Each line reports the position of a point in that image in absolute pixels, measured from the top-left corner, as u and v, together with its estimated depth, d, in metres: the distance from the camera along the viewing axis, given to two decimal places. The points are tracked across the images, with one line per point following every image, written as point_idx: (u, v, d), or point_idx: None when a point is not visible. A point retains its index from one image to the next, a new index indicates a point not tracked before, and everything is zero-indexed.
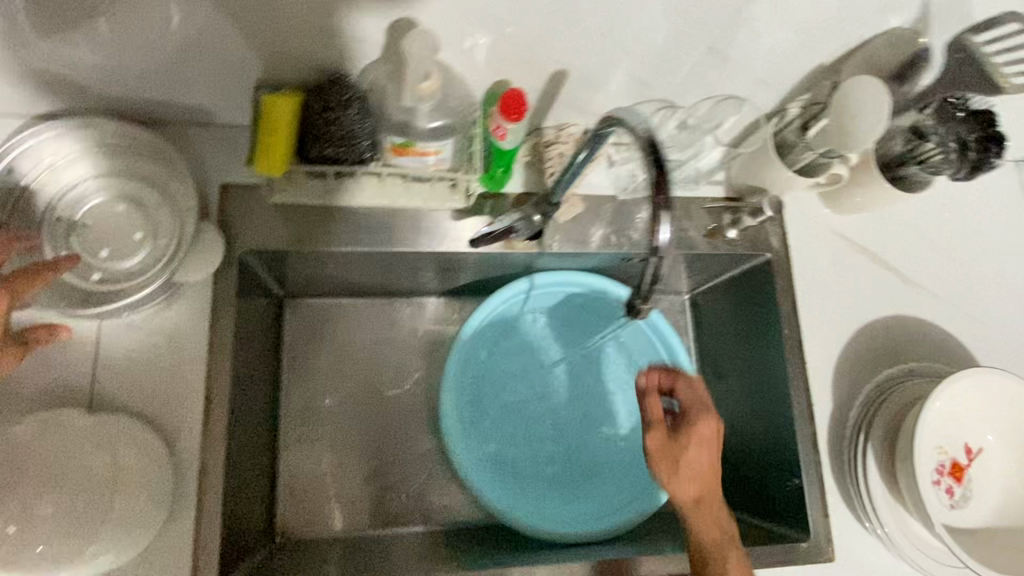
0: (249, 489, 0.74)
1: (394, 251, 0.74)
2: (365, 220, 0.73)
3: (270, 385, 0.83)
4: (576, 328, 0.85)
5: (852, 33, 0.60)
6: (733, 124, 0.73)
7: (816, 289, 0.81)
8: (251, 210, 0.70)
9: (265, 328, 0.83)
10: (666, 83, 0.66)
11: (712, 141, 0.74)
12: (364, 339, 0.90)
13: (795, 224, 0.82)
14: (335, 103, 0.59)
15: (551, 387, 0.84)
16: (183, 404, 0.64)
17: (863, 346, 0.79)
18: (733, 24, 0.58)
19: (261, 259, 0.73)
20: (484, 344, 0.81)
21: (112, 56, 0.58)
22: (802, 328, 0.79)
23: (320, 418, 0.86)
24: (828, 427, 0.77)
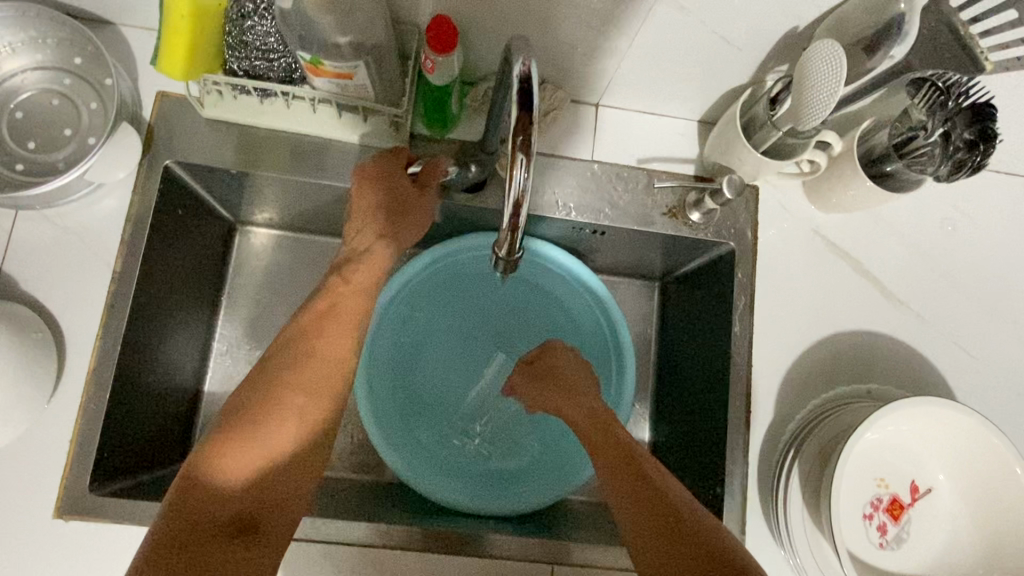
0: (159, 404, 0.73)
1: (327, 184, 0.70)
2: (300, 148, 0.69)
3: (208, 307, 0.82)
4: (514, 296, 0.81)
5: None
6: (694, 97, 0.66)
7: (782, 290, 0.73)
8: (185, 122, 0.68)
9: (207, 251, 0.80)
10: (619, 33, 0.61)
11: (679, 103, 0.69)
12: (310, 277, 0.86)
13: (770, 218, 0.74)
14: (248, 13, 0.57)
15: (485, 358, 0.81)
16: (85, 304, 0.64)
17: (821, 357, 0.72)
18: None
19: (193, 174, 0.70)
20: (416, 307, 0.79)
21: None
22: (755, 328, 0.72)
23: (251, 349, 0.83)
24: (764, 438, 0.70)
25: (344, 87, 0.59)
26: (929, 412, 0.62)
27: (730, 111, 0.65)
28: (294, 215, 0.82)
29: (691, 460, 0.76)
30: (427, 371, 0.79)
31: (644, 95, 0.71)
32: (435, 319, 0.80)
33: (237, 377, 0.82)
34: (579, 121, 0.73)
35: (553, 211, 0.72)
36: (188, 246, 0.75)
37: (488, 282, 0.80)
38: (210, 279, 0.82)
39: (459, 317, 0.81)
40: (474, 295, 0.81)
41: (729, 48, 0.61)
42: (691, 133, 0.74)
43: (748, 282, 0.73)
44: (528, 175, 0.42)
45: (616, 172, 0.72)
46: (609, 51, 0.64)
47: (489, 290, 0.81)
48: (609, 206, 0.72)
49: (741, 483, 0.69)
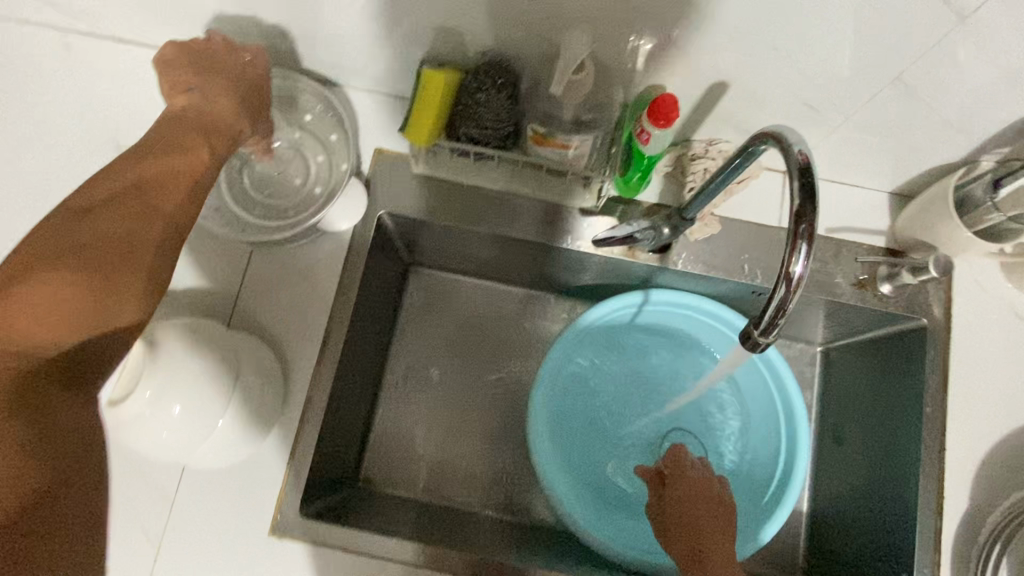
0: (346, 430, 0.78)
1: (521, 239, 0.75)
2: (497, 203, 0.74)
3: (384, 338, 0.88)
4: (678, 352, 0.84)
5: None
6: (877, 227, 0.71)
7: (978, 370, 0.70)
8: (396, 175, 0.75)
9: (389, 287, 0.86)
10: (834, 110, 0.62)
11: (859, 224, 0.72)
12: (477, 319, 0.91)
13: (965, 293, 0.72)
14: (482, 85, 0.61)
15: (644, 404, 0.84)
16: (306, 336, 0.71)
17: (1023, 445, 0.68)
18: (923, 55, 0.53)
19: (397, 222, 0.76)
20: (584, 353, 0.83)
21: (310, 20, 0.64)
22: (948, 408, 0.69)
23: (421, 383, 0.88)
24: (957, 527, 0.67)
25: (561, 156, 0.64)
26: None
27: (939, 186, 0.65)
28: (471, 261, 0.87)
29: (867, 537, 0.74)
30: (590, 415, 0.83)
31: (839, 167, 0.71)
32: (600, 365, 0.84)
33: (405, 410, 0.87)
34: (766, 188, 0.74)
35: (738, 274, 0.73)
36: (379, 288, 0.82)
37: (653, 336, 0.84)
38: (389, 315, 0.88)
39: (622, 366, 0.84)
40: (638, 347, 0.85)
41: (952, 128, 0.61)
42: (881, 204, 0.74)
43: (942, 359, 0.70)
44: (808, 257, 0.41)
45: (805, 240, 0.73)
46: (814, 127, 0.65)
47: (652, 342, 0.85)
48: None
49: (932, 570, 0.66)
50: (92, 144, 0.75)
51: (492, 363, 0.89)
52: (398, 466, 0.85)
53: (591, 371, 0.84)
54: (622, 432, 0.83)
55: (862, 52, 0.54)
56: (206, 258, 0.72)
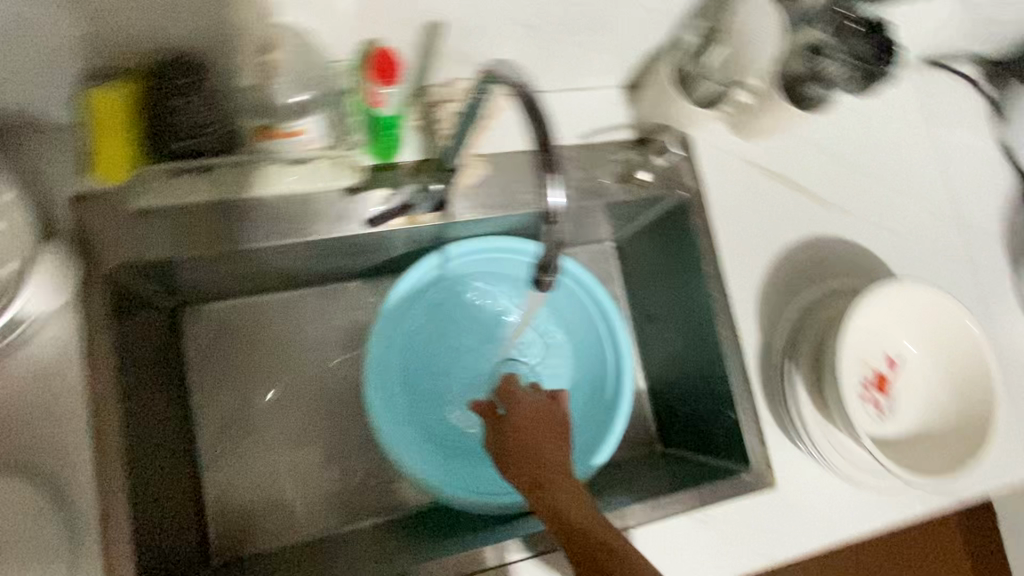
0: (170, 517, 0.68)
1: (285, 244, 0.66)
2: (242, 213, 0.64)
3: (180, 397, 0.77)
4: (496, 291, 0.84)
5: None
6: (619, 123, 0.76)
7: (736, 221, 0.79)
8: (103, 219, 0.61)
9: (161, 342, 0.74)
10: (548, 22, 0.62)
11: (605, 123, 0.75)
12: (281, 334, 0.83)
13: (707, 159, 0.80)
14: (171, 88, 0.54)
15: (478, 352, 0.84)
16: (67, 441, 0.58)
17: (784, 272, 0.79)
18: None
19: (129, 271, 0.63)
20: (404, 328, 0.79)
21: None
22: (724, 262, 0.78)
23: (242, 426, 0.80)
24: (758, 358, 0.77)
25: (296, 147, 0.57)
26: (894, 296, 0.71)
27: (659, 70, 0.69)
28: (247, 279, 0.77)
29: (696, 395, 0.82)
30: (430, 382, 0.81)
31: (573, 75, 0.73)
32: (423, 332, 0.81)
33: (237, 459, 0.79)
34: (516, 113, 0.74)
35: (516, 205, 0.73)
36: (147, 349, 0.70)
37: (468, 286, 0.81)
38: (174, 371, 0.76)
39: (446, 325, 0.82)
40: (456, 301, 0.82)
41: (649, 14, 0.65)
42: (619, 99, 0.77)
43: (706, 222, 0.78)
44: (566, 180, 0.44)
45: (565, 153, 0.74)
46: (537, 42, 0.65)
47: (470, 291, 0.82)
48: (568, 187, 0.74)
49: (752, 401, 0.75)
50: None
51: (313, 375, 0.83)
52: (251, 519, 0.77)
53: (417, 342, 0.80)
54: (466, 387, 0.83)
55: None
56: None
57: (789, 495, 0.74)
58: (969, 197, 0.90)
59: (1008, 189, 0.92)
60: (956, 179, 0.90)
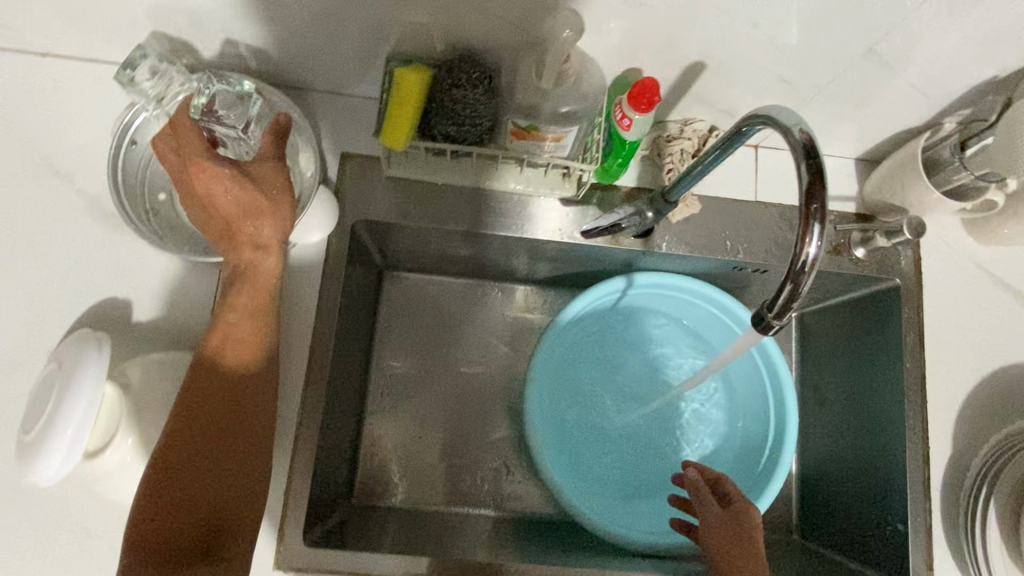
0: (337, 446, 0.76)
1: (507, 234, 0.73)
2: (476, 200, 0.72)
3: (365, 347, 0.85)
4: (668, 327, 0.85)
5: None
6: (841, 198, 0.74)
7: (950, 324, 0.74)
8: (367, 181, 0.71)
9: (366, 296, 0.83)
10: (806, 83, 0.63)
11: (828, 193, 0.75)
12: (456, 317, 0.89)
13: (931, 252, 0.75)
14: (460, 83, 0.59)
15: (637, 379, 0.84)
16: (291, 360, 0.68)
17: (994, 390, 0.72)
18: (892, 27, 0.55)
19: (370, 229, 0.74)
20: (575, 336, 0.82)
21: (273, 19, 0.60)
22: (926, 363, 0.72)
23: (407, 388, 0.86)
24: (942, 476, 0.70)
25: (537, 151, 0.64)
26: None
27: (908, 150, 0.67)
28: (446, 259, 0.85)
29: (857, 492, 0.77)
30: (587, 393, 0.83)
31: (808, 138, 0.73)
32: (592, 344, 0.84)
33: (394, 419, 0.85)
34: (739, 165, 0.75)
35: (717, 252, 0.74)
36: (356, 296, 0.79)
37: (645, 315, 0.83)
38: (367, 323, 0.85)
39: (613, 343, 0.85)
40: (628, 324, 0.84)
41: (918, 94, 0.63)
42: (849, 171, 0.76)
43: (917, 317, 0.73)
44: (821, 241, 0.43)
45: (782, 213, 0.74)
46: (786, 101, 0.66)
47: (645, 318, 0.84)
48: (774, 246, 0.74)
49: (925, 520, 0.69)
50: (26, 172, 0.68)
51: (478, 361, 0.88)
52: (393, 475, 0.83)
53: (581, 352, 0.83)
54: (620, 410, 0.83)
55: (839, 25, 0.55)
56: (173, 287, 0.67)
57: None
58: None
59: None
60: None
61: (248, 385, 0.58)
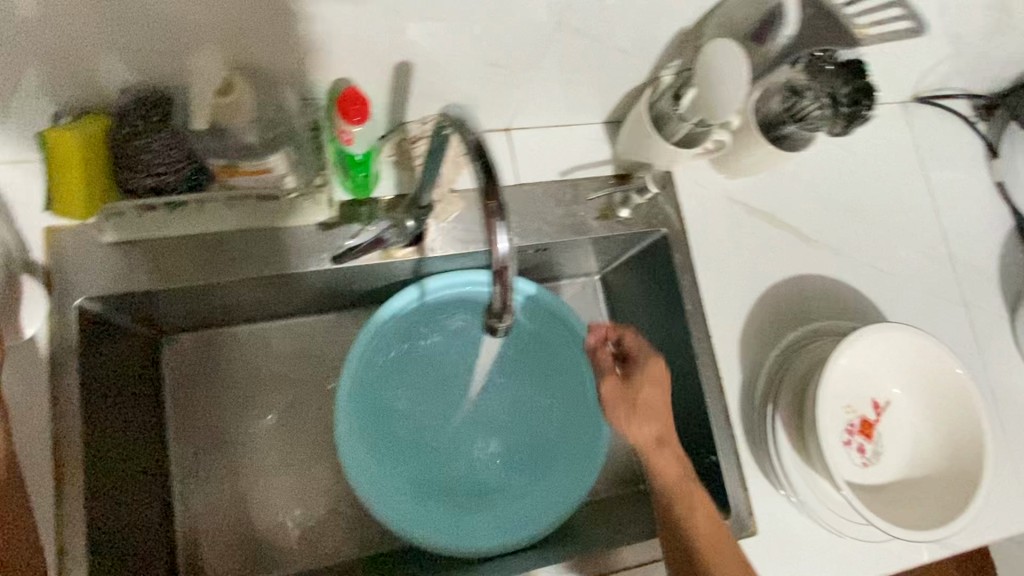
0: (136, 549, 0.68)
1: (270, 274, 0.67)
2: (223, 246, 0.65)
3: (156, 427, 0.76)
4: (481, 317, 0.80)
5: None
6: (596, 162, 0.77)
7: (718, 258, 0.79)
8: (83, 253, 0.62)
9: (140, 372, 0.74)
10: (518, 62, 0.63)
11: (583, 161, 0.76)
12: (255, 368, 0.82)
13: (689, 195, 0.79)
14: (143, 128, 0.53)
15: (460, 377, 0.81)
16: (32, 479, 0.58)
17: (767, 309, 0.78)
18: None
19: (106, 304, 0.64)
20: (382, 353, 0.77)
21: None
22: (704, 300, 0.77)
23: (217, 457, 0.78)
24: (738, 400, 0.76)
25: (262, 184, 0.58)
26: (890, 336, 0.69)
27: (637, 109, 0.69)
28: (224, 312, 0.78)
29: (678, 432, 0.81)
30: (410, 407, 0.79)
31: (551, 112, 0.74)
32: (404, 356, 0.79)
33: (210, 495, 0.77)
34: (495, 150, 0.74)
35: (492, 242, 0.73)
36: (122, 378, 0.70)
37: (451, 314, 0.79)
38: (150, 403, 0.76)
39: (426, 348, 0.80)
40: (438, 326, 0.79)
41: (623, 55, 0.65)
42: (600, 135, 0.78)
43: (687, 260, 0.77)
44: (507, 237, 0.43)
45: (544, 190, 0.74)
46: (510, 81, 0.66)
47: (453, 316, 0.79)
48: (546, 223, 0.74)
49: (732, 446, 0.74)
50: None
51: (290, 411, 0.81)
52: (222, 555, 0.76)
53: (394, 367, 0.78)
54: (448, 414, 0.81)
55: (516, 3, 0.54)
56: None
57: (769, 540, 0.72)
58: (962, 236, 0.89)
59: (1002, 228, 0.91)
60: (948, 216, 0.89)
61: (9, 485, 0.51)
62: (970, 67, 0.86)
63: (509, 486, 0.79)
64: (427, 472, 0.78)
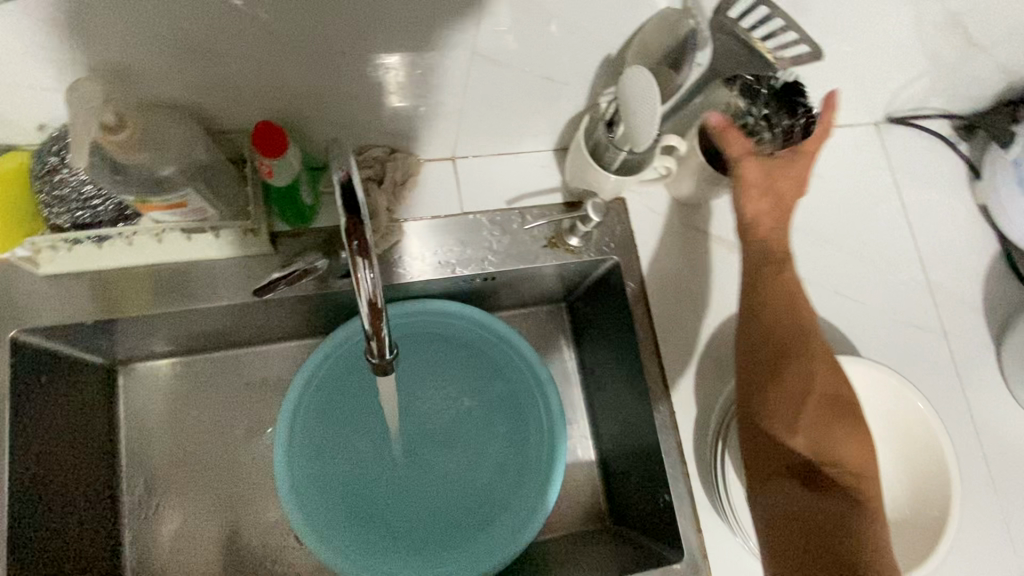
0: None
1: (207, 306, 0.67)
2: (160, 279, 0.66)
3: (108, 455, 0.77)
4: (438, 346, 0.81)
5: (606, 22, 0.57)
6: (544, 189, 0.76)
7: (673, 286, 0.76)
8: (22, 287, 0.64)
9: (94, 399, 0.76)
10: (444, 92, 0.63)
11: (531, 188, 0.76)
12: (211, 398, 0.82)
13: (643, 222, 0.77)
14: (59, 166, 0.53)
15: (415, 407, 0.81)
16: None
17: (725, 338, 0.76)
18: (474, 31, 0.55)
19: (46, 336, 0.66)
20: (335, 380, 0.78)
21: None
22: (656, 330, 0.74)
23: (168, 487, 0.78)
24: (692, 434, 0.73)
25: (183, 213, 0.56)
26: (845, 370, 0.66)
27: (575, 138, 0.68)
28: (177, 343, 0.78)
29: (635, 466, 0.78)
30: (362, 435, 0.79)
31: (496, 140, 0.73)
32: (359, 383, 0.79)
33: (160, 525, 0.77)
34: (441, 178, 0.74)
35: (435, 272, 0.72)
36: (70, 407, 0.71)
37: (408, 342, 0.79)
38: (103, 433, 0.77)
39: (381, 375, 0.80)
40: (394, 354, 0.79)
41: (551, 82, 0.64)
42: (549, 162, 0.77)
43: (639, 289, 0.75)
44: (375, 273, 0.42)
45: (489, 218, 0.74)
46: (442, 110, 0.66)
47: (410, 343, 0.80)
48: (491, 252, 0.73)
49: (684, 484, 0.71)
50: None
51: (245, 441, 0.81)
52: None
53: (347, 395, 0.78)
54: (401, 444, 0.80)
55: (423, 37, 0.54)
56: None
57: None
58: (943, 261, 0.85)
59: (987, 252, 0.86)
60: (926, 240, 0.85)
61: None
62: (944, 86, 0.82)
63: (456, 524, 0.76)
64: (373, 505, 0.76)
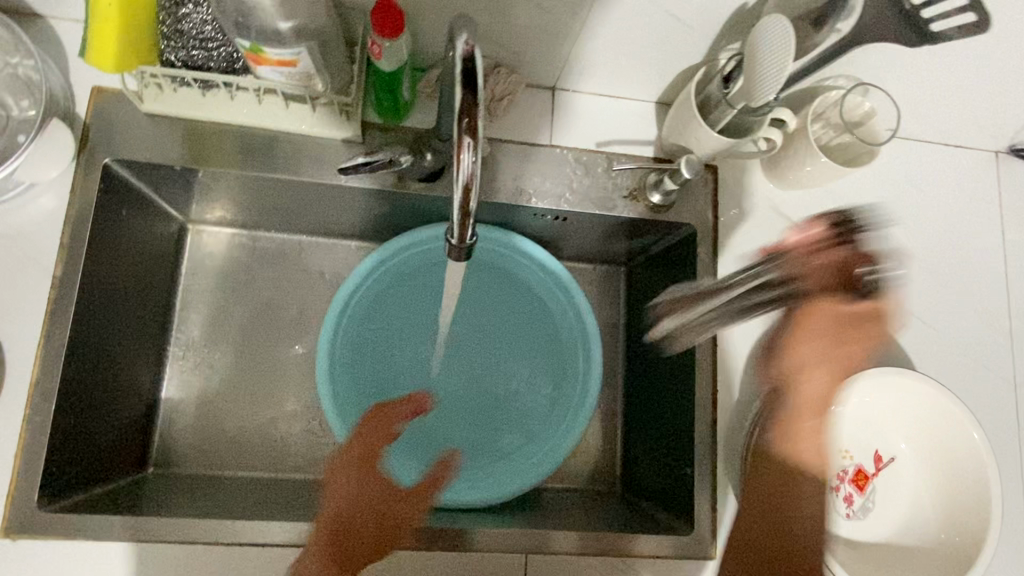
0: (114, 408, 0.72)
1: (286, 178, 0.68)
2: (247, 142, 0.67)
3: (164, 305, 0.80)
4: (494, 278, 0.82)
5: None
6: (636, 140, 0.74)
7: (745, 268, 0.74)
8: (121, 120, 0.66)
9: (161, 249, 0.78)
10: (567, 11, 0.61)
11: (624, 136, 0.74)
12: (266, 275, 0.84)
13: (728, 196, 0.74)
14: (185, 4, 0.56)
15: (458, 329, 0.82)
16: (25, 317, 0.63)
17: None
18: None
19: (132, 172, 0.68)
20: (390, 281, 0.79)
21: None
22: (717, 307, 0.72)
23: (212, 349, 0.81)
24: (729, 418, 0.71)
25: (290, 74, 0.57)
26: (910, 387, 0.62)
27: (685, 90, 0.65)
28: (246, 214, 0.80)
29: (661, 438, 0.77)
30: (402, 341, 0.80)
31: (601, 78, 0.71)
32: (411, 292, 0.80)
33: (198, 382, 0.80)
34: (536, 106, 0.73)
35: (509, 197, 0.71)
36: (142, 248, 0.74)
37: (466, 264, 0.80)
38: (163, 282, 0.80)
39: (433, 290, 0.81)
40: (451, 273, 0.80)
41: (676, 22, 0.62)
42: (647, 114, 0.75)
43: (710, 261, 0.73)
44: (475, 158, 0.42)
45: (575, 155, 0.72)
46: (558, 32, 0.64)
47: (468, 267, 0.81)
48: (569, 191, 0.72)
49: (709, 463, 0.69)
50: None
51: (290, 322, 0.83)
52: (194, 440, 0.79)
53: (396, 300, 0.79)
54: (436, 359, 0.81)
55: None
56: None
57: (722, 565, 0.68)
58: None
59: None
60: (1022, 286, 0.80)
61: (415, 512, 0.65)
62: None
63: (472, 446, 0.78)
64: None
